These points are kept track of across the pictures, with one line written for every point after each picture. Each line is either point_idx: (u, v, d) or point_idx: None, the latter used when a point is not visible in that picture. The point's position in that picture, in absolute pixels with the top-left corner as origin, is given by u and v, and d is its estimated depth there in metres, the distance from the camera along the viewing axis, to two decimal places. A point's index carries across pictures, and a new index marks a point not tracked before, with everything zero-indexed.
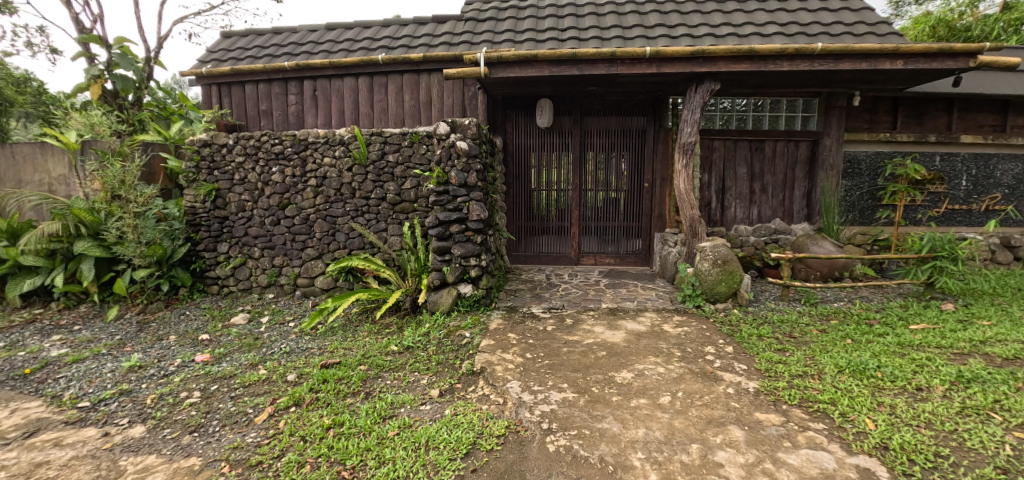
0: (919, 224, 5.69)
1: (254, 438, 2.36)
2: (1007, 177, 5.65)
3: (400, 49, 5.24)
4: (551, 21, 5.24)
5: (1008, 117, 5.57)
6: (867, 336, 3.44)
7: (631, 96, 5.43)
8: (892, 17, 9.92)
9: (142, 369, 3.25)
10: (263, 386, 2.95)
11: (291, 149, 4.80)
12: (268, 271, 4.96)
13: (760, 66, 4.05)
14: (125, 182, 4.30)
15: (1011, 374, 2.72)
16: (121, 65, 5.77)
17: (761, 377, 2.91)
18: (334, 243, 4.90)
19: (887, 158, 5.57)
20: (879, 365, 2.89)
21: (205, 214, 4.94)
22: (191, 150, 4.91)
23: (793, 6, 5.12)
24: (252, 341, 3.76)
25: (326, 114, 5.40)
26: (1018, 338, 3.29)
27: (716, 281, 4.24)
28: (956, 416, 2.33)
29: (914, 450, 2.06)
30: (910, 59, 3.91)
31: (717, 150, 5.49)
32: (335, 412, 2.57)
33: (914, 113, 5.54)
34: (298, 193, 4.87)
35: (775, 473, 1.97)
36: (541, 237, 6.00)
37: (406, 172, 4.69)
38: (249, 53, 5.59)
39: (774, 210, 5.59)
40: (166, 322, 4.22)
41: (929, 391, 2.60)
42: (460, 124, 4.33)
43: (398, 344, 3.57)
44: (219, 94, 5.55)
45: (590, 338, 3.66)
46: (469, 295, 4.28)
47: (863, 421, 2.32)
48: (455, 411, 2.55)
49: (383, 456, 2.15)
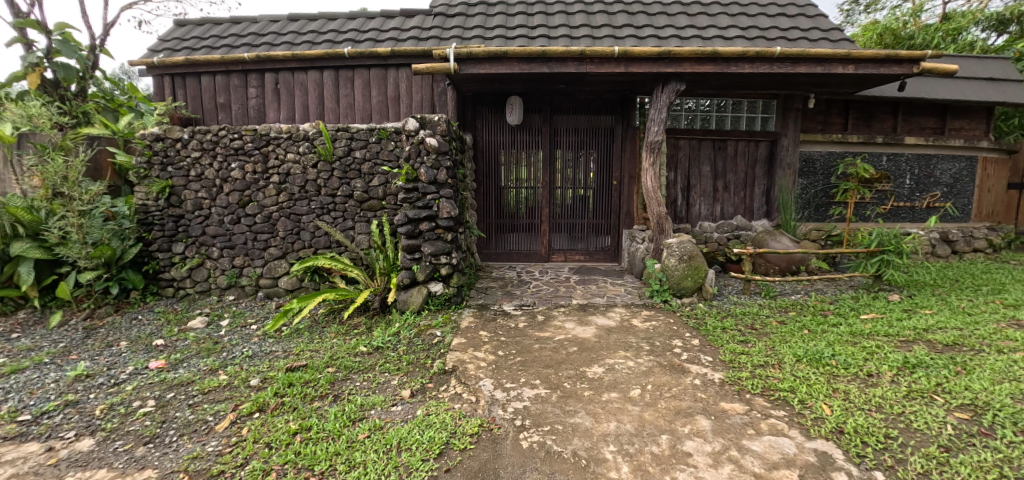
0: (868, 220, 6.03)
1: (215, 447, 2.25)
2: (945, 176, 6.10)
3: (367, 42, 5.10)
4: (522, 18, 5.23)
5: (946, 120, 5.97)
6: (823, 326, 3.62)
7: (600, 94, 5.50)
8: (844, 24, 10.55)
9: (90, 378, 3.04)
10: (224, 392, 2.83)
11: (250, 145, 4.60)
12: (228, 272, 4.75)
13: (722, 68, 4.18)
14: (68, 178, 4.06)
15: (950, 359, 2.93)
16: (63, 52, 5.34)
17: (725, 368, 3.02)
18: (298, 242, 4.74)
19: (839, 158, 5.88)
20: (833, 354, 3.06)
21: (158, 212, 4.65)
22: (141, 144, 4.59)
23: (754, 10, 5.29)
24: (211, 346, 3.59)
25: (289, 108, 5.21)
26: (957, 325, 3.55)
27: (683, 276, 4.38)
28: (903, 399, 2.49)
29: (866, 433, 2.19)
30: (861, 64, 4.13)
31: (683, 149, 5.63)
32: (301, 417, 2.49)
33: (863, 115, 5.86)
34: (259, 191, 4.67)
35: (740, 460, 2.05)
36: (513, 235, 6.01)
37: (374, 169, 4.57)
38: (205, 43, 5.31)
39: (736, 207, 5.82)
40: (116, 328, 3.97)
41: (878, 377, 2.77)
42: (429, 120, 4.26)
43: (367, 345, 3.49)
44: (172, 85, 5.24)
45: (561, 335, 3.70)
46: (440, 294, 4.24)
47: (820, 407, 2.44)
48: (427, 411, 2.52)
49: (354, 460, 2.09)
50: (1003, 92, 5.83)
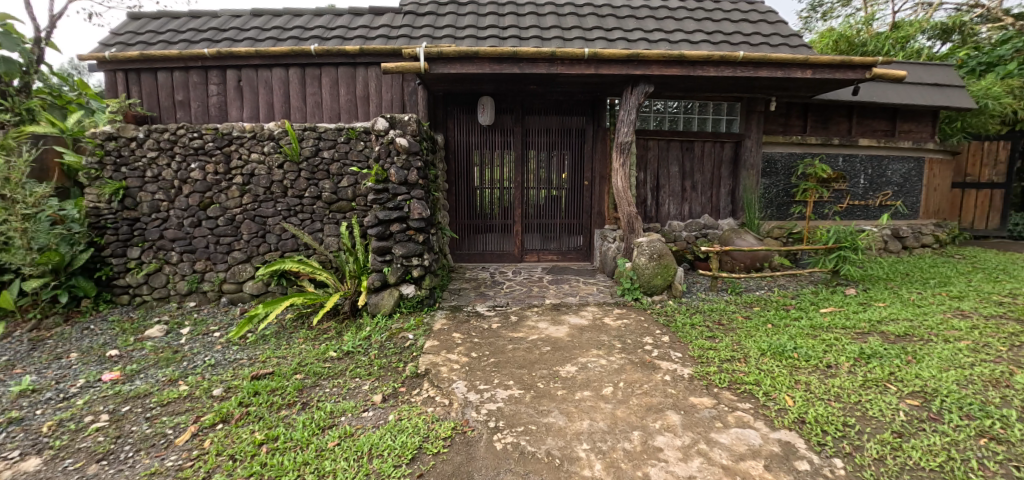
0: (826, 218, 6.32)
1: (175, 462, 2.14)
2: (896, 176, 6.46)
3: (335, 40, 4.99)
4: (493, 18, 5.22)
5: (896, 123, 6.32)
6: (785, 320, 3.78)
7: (571, 96, 5.55)
8: (803, 31, 11.04)
9: (36, 393, 2.84)
10: (184, 403, 2.70)
11: (211, 144, 4.41)
12: (189, 277, 4.54)
13: (689, 71, 4.29)
14: (10, 179, 3.77)
15: (902, 348, 3.11)
16: (4, 45, 4.97)
17: (694, 364, 3.09)
18: (264, 245, 4.58)
19: (799, 159, 6.14)
20: (795, 347, 3.19)
21: (112, 215, 4.40)
22: (91, 144, 4.32)
23: (719, 15, 5.46)
24: (170, 355, 3.42)
25: (252, 106, 5.04)
26: (907, 316, 3.77)
27: (653, 274, 4.47)
28: (859, 388, 2.61)
29: (826, 422, 2.28)
30: (818, 69, 4.33)
31: (652, 150, 5.75)
32: (268, 427, 2.40)
33: (820, 118, 6.14)
34: (221, 192, 4.49)
35: (709, 453, 2.11)
36: (486, 235, 5.99)
37: (343, 169, 4.47)
38: (161, 38, 5.07)
39: (703, 207, 5.99)
40: (65, 338, 3.72)
41: (837, 368, 2.90)
42: (399, 120, 4.19)
43: (337, 350, 3.40)
44: (126, 81, 4.97)
45: (534, 335, 3.71)
46: (413, 296, 4.18)
47: (784, 399, 2.53)
48: (400, 416, 2.47)
49: (323, 469, 2.03)
50: (946, 97, 6.23)
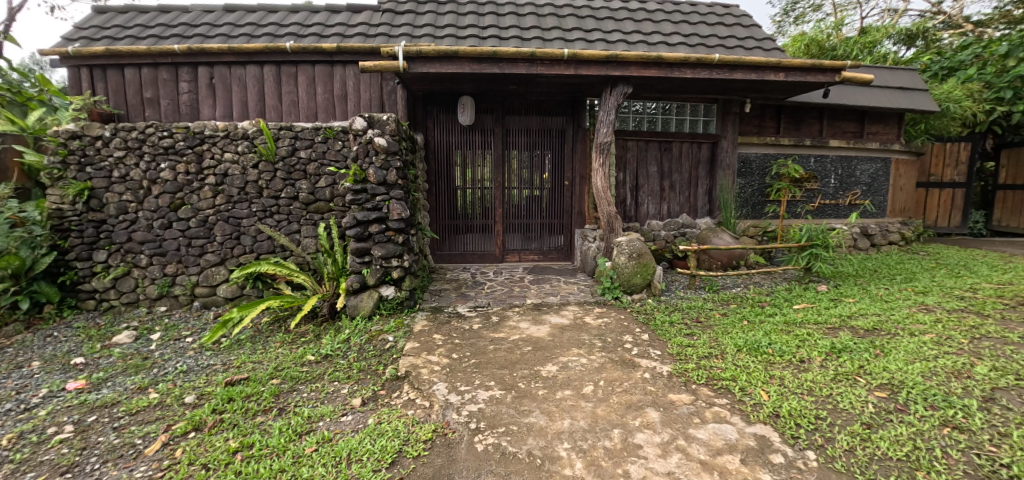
0: (799, 217, 6.51)
1: (143, 473, 2.06)
2: (864, 176, 6.70)
3: (311, 37, 4.90)
4: (473, 18, 5.20)
5: (864, 125, 6.55)
6: (761, 317, 3.87)
7: (552, 96, 5.58)
8: (776, 35, 11.34)
9: None
10: (154, 411, 2.60)
11: (182, 144, 4.28)
12: (159, 281, 4.39)
13: (667, 73, 4.36)
14: None
15: (870, 342, 3.22)
16: None
17: (673, 361, 3.14)
18: (238, 247, 4.46)
19: (773, 159, 6.31)
20: (769, 343, 3.27)
21: (76, 217, 4.21)
22: (54, 143, 4.13)
23: (695, 19, 5.56)
24: (139, 362, 3.29)
25: (226, 104, 4.90)
26: (875, 311, 3.91)
27: (633, 273, 4.52)
28: (831, 382, 2.70)
29: (799, 415, 2.35)
30: (790, 72, 4.45)
31: (631, 150, 5.83)
32: (242, 434, 2.34)
33: (793, 119, 6.32)
34: (193, 193, 4.36)
35: (687, 449, 2.14)
36: (467, 236, 5.96)
37: (321, 169, 4.40)
38: (129, 33, 4.89)
39: (681, 206, 6.10)
40: (26, 347, 3.55)
41: (809, 362, 2.99)
42: (378, 119, 4.14)
43: (315, 354, 3.34)
44: (91, 78, 4.78)
45: (515, 335, 3.71)
46: (393, 298, 4.14)
47: (759, 393, 2.60)
48: (379, 419, 2.44)
49: (300, 476, 1.99)
50: (911, 100, 6.49)
